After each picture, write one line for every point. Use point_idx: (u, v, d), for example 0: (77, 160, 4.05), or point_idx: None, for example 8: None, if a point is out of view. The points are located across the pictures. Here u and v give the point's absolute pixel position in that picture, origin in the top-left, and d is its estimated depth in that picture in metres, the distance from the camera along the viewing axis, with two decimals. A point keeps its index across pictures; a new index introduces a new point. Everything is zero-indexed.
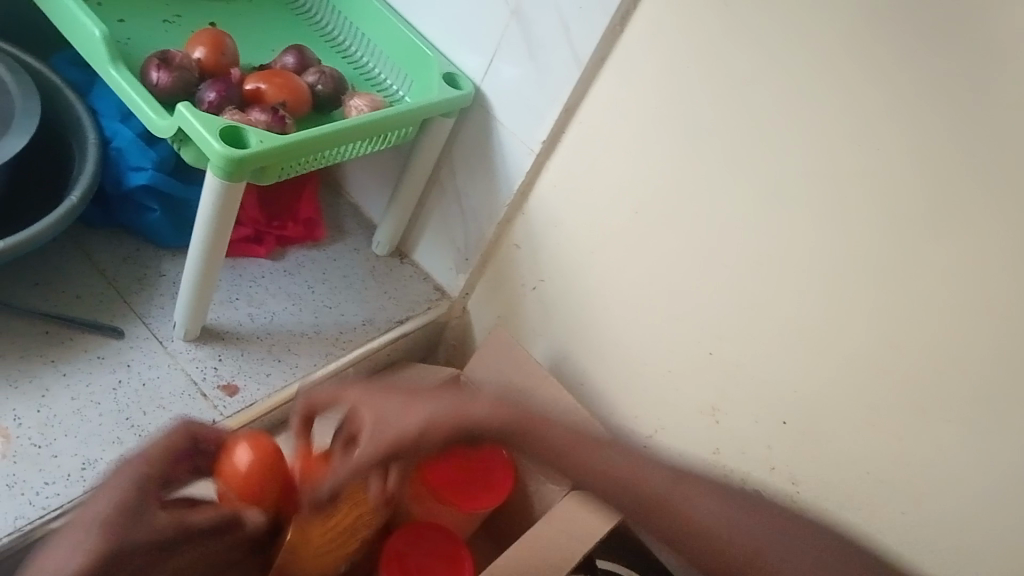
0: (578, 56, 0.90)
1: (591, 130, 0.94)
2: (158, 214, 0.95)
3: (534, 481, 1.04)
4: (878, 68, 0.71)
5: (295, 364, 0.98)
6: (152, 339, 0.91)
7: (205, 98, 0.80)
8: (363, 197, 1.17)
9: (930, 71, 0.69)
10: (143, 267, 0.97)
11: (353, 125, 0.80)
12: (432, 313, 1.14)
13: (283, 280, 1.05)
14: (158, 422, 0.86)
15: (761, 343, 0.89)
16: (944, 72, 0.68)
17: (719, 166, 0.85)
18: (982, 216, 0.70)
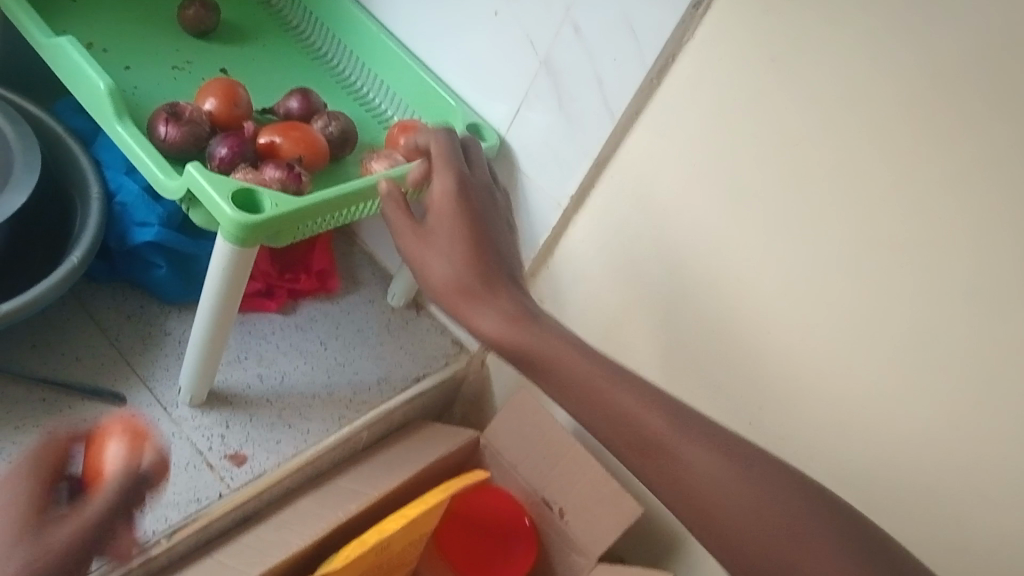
0: (611, 110, 0.86)
1: (622, 184, 0.89)
2: (164, 270, 0.89)
3: (559, 553, 0.97)
4: (928, 135, 0.66)
5: (307, 430, 0.92)
6: (155, 404, 0.86)
7: (216, 154, 0.75)
8: (378, 247, 1.12)
9: (1000, 135, 0.62)
10: (148, 326, 0.91)
11: (373, 183, 0.75)
12: (450, 369, 1.07)
13: (294, 337, 1.00)
14: (161, 497, 0.81)
15: (802, 416, 0.82)
16: (1011, 141, 0.62)
17: (763, 224, 0.79)
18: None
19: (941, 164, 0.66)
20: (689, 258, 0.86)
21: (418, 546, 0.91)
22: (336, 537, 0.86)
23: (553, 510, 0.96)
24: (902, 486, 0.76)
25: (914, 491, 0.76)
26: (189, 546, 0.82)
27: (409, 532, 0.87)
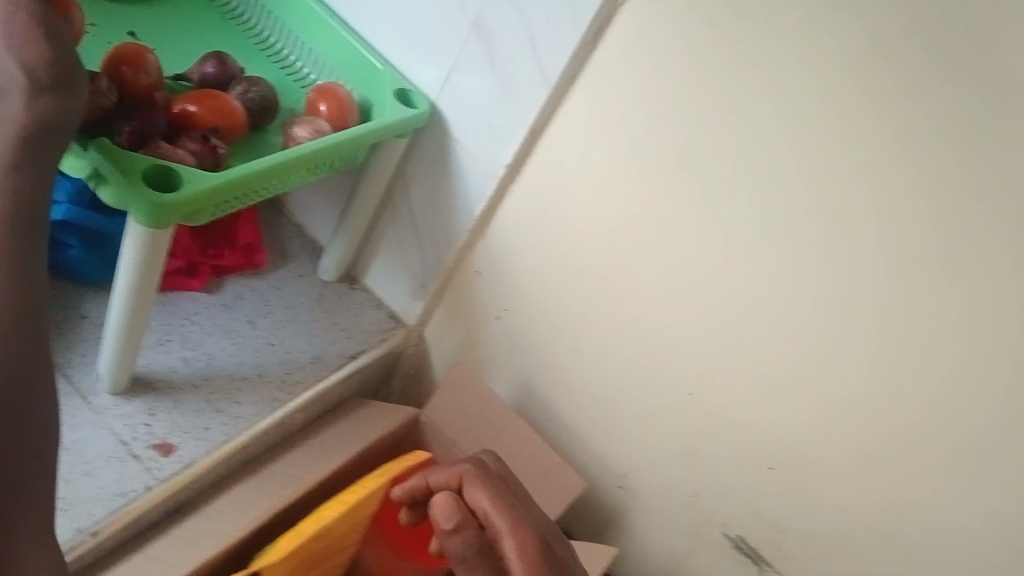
0: (547, 75, 0.83)
1: (560, 152, 0.86)
2: (78, 250, 0.84)
3: None
4: (872, 106, 0.67)
5: (238, 415, 0.88)
6: (74, 393, 0.81)
7: (124, 129, 0.67)
8: (308, 217, 1.07)
9: (941, 104, 0.65)
10: (62, 309, 0.86)
11: (298, 154, 0.71)
12: (387, 344, 1.05)
13: (221, 316, 0.95)
14: (83, 493, 0.76)
15: (748, 383, 0.84)
16: (955, 110, 0.64)
17: (709, 192, 0.78)
18: (993, 265, 0.66)
19: (889, 132, 0.67)
20: (630, 228, 0.85)
21: (358, 530, 0.88)
22: (274, 525, 0.83)
23: None
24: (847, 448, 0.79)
25: (857, 450, 0.79)
26: (117, 542, 0.77)
27: (348, 518, 0.83)
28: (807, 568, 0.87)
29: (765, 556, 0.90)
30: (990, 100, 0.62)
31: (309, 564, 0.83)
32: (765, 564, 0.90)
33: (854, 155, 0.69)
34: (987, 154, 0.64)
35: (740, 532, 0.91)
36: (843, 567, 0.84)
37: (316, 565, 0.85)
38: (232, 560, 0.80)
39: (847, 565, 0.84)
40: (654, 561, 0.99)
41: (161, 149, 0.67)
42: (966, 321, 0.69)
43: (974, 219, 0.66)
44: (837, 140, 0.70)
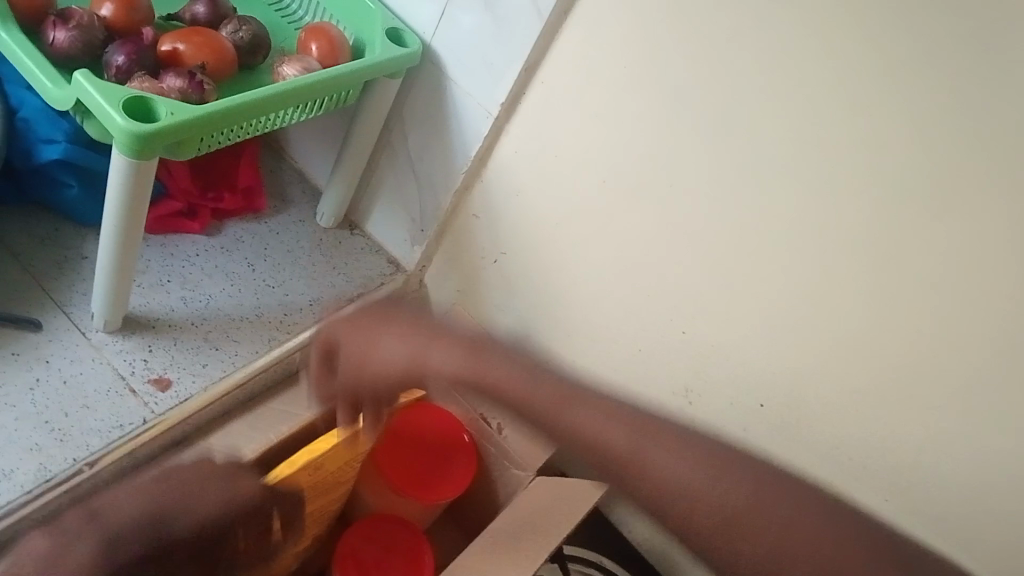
0: (539, 9, 0.82)
1: (553, 90, 0.86)
2: (77, 190, 0.86)
3: (498, 467, 0.98)
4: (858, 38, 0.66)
5: (235, 352, 0.90)
6: (73, 329, 0.84)
7: (113, 62, 0.72)
8: (308, 162, 1.08)
9: (923, 33, 0.63)
10: (63, 249, 0.89)
11: (282, 91, 0.74)
12: (386, 289, 1.05)
13: (220, 258, 0.97)
14: (81, 424, 0.78)
15: (739, 322, 0.84)
16: (948, 36, 0.62)
17: (698, 130, 0.78)
18: (977, 201, 0.65)
19: (874, 63, 0.66)
20: (623, 166, 0.85)
21: (356, 464, 0.91)
22: (269, 458, 0.84)
23: (492, 425, 0.97)
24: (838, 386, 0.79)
25: (845, 390, 0.79)
26: (115, 473, 0.80)
27: None
28: None
29: None
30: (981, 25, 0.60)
31: (306, 498, 0.85)
32: None
33: (843, 87, 0.68)
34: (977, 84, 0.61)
35: None
36: None
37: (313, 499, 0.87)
38: (226, 492, 0.81)
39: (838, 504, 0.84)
40: (650, 503, 1.00)
41: (139, 83, 0.70)
42: (955, 258, 0.68)
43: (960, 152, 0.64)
44: (826, 72, 0.69)
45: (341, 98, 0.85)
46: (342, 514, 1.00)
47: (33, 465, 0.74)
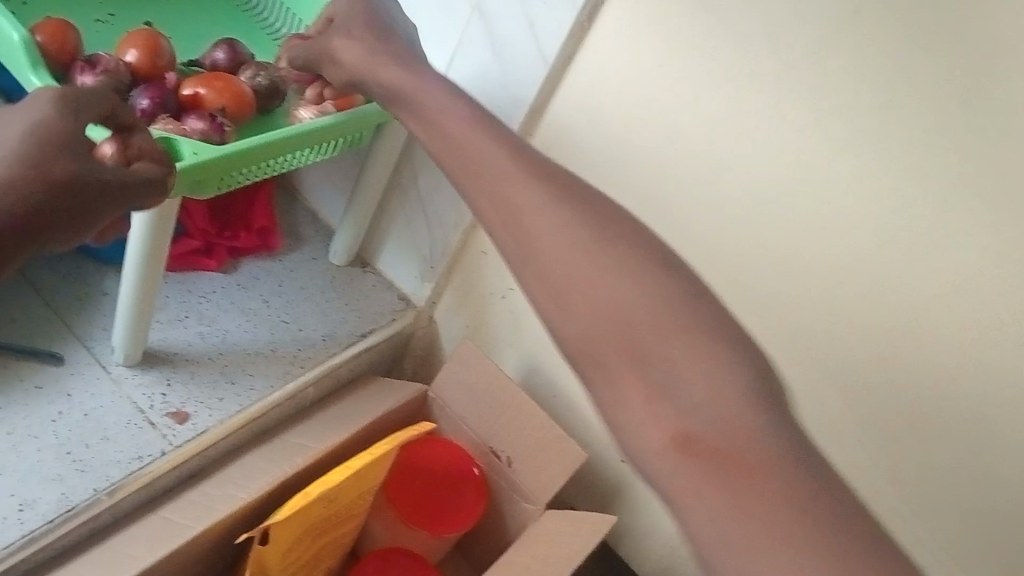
0: (544, 53, 0.85)
1: (560, 130, 0.89)
2: (97, 229, 0.90)
3: (508, 499, 0.99)
4: (848, 77, 0.70)
5: (251, 386, 0.92)
6: (94, 364, 0.86)
7: (138, 105, 0.77)
8: (321, 202, 1.11)
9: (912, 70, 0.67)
10: (84, 287, 0.92)
11: (296, 132, 0.77)
12: (397, 325, 1.07)
13: (236, 294, 0.99)
14: (101, 455, 0.80)
15: None
16: (943, 63, 0.66)
17: (705, 162, 0.81)
18: (969, 220, 0.69)
19: (866, 98, 0.70)
20: (631, 198, 0.88)
21: (367, 498, 0.92)
22: (284, 489, 0.86)
23: (502, 458, 0.98)
24: None
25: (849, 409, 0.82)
26: (135, 503, 0.82)
27: (355, 484, 0.86)
28: None
29: None
30: (969, 56, 0.64)
31: (319, 529, 0.86)
32: None
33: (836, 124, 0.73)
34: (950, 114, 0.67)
35: None
36: None
37: (326, 532, 0.88)
38: (243, 521, 0.83)
39: None
40: (659, 534, 1.01)
41: (167, 126, 0.74)
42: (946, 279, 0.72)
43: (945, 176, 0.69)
44: (817, 112, 0.73)
45: (350, 139, 0.87)
46: (353, 548, 1.01)
47: (55, 494, 0.76)
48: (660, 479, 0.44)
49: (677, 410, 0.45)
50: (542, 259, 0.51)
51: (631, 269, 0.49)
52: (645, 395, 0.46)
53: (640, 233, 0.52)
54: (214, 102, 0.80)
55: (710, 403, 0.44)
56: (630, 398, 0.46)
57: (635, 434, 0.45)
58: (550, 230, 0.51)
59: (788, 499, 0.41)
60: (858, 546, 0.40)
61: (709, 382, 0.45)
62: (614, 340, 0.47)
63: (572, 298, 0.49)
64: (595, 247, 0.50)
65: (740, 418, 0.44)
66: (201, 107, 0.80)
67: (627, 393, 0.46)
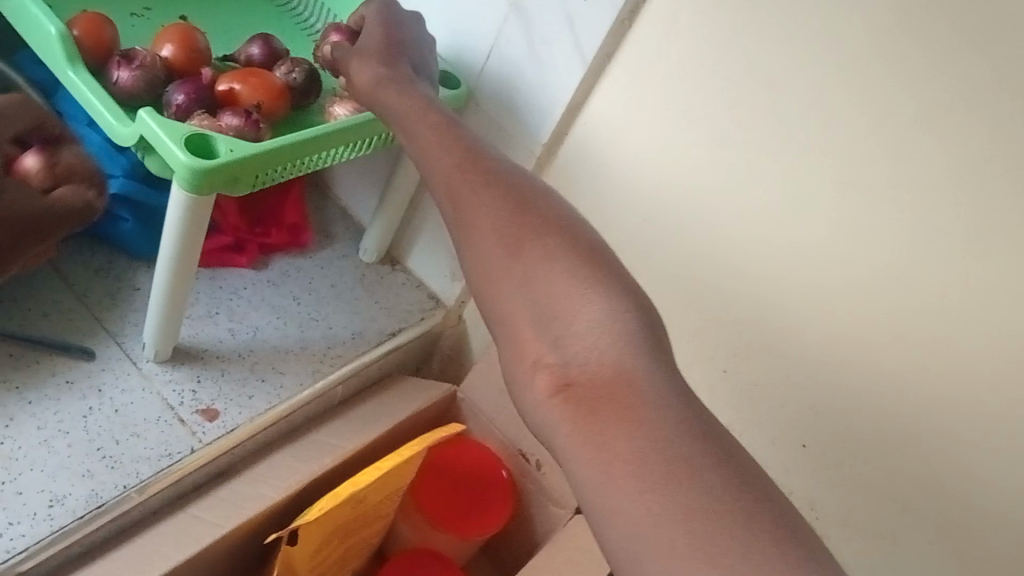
0: (583, 52, 0.84)
1: (596, 131, 0.88)
2: (131, 224, 0.90)
3: (536, 503, 0.98)
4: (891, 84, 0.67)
5: (281, 383, 0.91)
6: (125, 359, 0.86)
7: (173, 101, 0.76)
8: (351, 199, 1.10)
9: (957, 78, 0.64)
10: (116, 281, 0.91)
11: (333, 130, 0.76)
12: (427, 324, 1.06)
13: (266, 291, 0.99)
14: (131, 452, 0.80)
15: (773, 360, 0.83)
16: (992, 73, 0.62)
17: (739, 169, 0.79)
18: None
19: (908, 107, 0.67)
20: (660, 204, 0.86)
21: (395, 499, 0.91)
22: (312, 489, 0.85)
23: (531, 462, 0.97)
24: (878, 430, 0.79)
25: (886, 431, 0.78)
26: (164, 500, 0.82)
27: (383, 485, 0.85)
28: (840, 549, 0.86)
29: None
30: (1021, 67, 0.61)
31: (347, 529, 0.86)
32: None
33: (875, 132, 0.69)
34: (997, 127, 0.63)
35: None
36: (877, 549, 0.83)
37: (354, 532, 0.88)
38: (272, 520, 0.82)
39: (881, 546, 0.83)
40: None
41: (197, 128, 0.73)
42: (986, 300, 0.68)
43: (989, 192, 0.65)
44: (855, 120, 0.70)
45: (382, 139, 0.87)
46: (379, 548, 1.01)
47: (85, 490, 0.76)
48: (549, 426, 0.51)
49: (556, 364, 0.52)
50: (474, 240, 0.59)
51: (546, 251, 0.56)
52: (537, 357, 0.53)
53: (560, 222, 0.58)
54: (249, 99, 0.79)
55: (588, 363, 0.51)
56: (527, 354, 0.53)
57: (523, 389, 0.53)
58: (486, 213, 0.59)
59: (651, 459, 0.46)
60: (710, 507, 0.44)
61: (590, 337, 0.52)
62: (518, 306, 0.55)
63: (491, 273, 0.57)
64: (516, 234, 0.57)
65: (630, 383, 0.49)
66: (236, 103, 0.79)
67: (526, 351, 0.54)
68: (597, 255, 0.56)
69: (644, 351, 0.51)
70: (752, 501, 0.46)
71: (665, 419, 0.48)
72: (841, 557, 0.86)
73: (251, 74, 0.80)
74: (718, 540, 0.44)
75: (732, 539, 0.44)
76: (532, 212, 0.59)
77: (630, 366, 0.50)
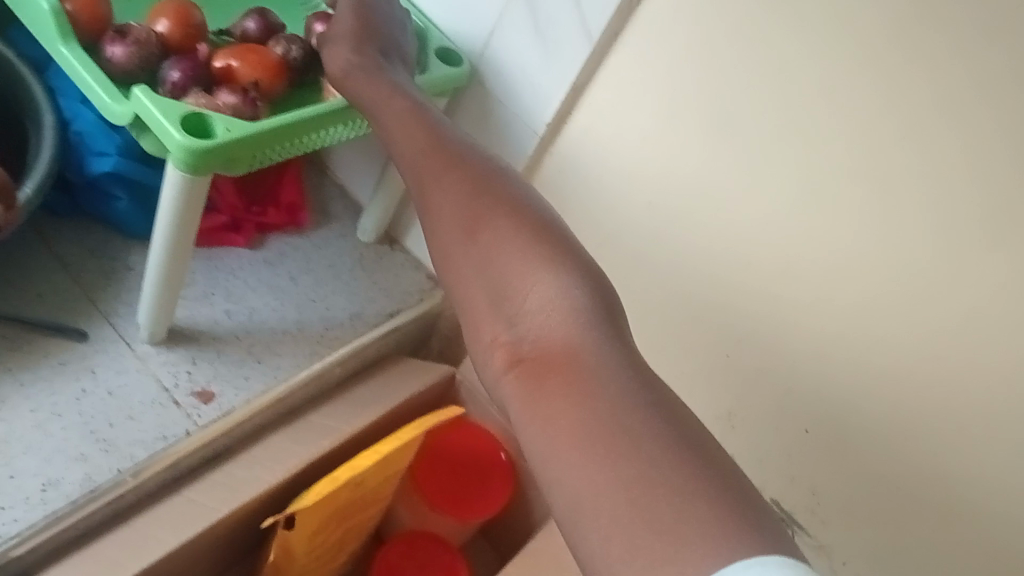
0: (589, 31, 0.82)
1: (600, 112, 0.87)
2: (125, 202, 0.88)
3: (535, 487, 0.97)
4: (907, 67, 0.65)
5: (278, 366, 0.90)
6: (120, 341, 0.85)
7: (168, 78, 0.74)
8: (349, 178, 1.09)
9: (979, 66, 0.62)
10: (111, 261, 0.90)
11: (333, 108, 0.75)
12: (426, 305, 1.05)
13: (263, 271, 0.97)
14: (126, 435, 0.79)
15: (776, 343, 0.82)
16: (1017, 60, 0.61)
17: (750, 152, 0.77)
18: None
19: (924, 92, 0.65)
20: (664, 186, 0.84)
21: (392, 483, 0.90)
22: (310, 473, 0.84)
23: None
24: (884, 419, 0.77)
25: (892, 420, 0.77)
26: (159, 484, 0.80)
27: (382, 469, 0.85)
28: (840, 535, 0.86)
29: (800, 521, 0.88)
30: None
31: (344, 514, 0.85)
32: (799, 529, 0.89)
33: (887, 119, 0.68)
34: (1016, 112, 0.62)
35: (774, 497, 0.89)
36: (878, 536, 0.83)
37: (351, 516, 0.87)
38: (270, 504, 0.81)
39: (884, 533, 0.82)
40: None
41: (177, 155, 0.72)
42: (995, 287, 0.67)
43: (1001, 180, 0.64)
44: (867, 104, 0.68)
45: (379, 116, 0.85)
46: (377, 531, 1.00)
47: (79, 474, 0.75)
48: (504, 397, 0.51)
49: (509, 341, 0.52)
50: (432, 219, 0.60)
51: (502, 230, 0.56)
52: (492, 333, 0.54)
53: (517, 201, 0.58)
54: (247, 76, 0.77)
55: (539, 337, 0.51)
56: (484, 333, 0.54)
57: (481, 365, 0.54)
58: (446, 200, 0.60)
59: (586, 425, 0.46)
60: (639, 462, 0.44)
61: (540, 314, 0.53)
62: (473, 283, 0.56)
63: (449, 256, 0.58)
64: (471, 214, 0.58)
65: (580, 352, 0.50)
66: (233, 80, 0.77)
67: (481, 330, 0.54)
68: (553, 233, 0.56)
69: (597, 321, 0.51)
70: (691, 461, 0.45)
71: (613, 385, 0.47)
72: (842, 544, 0.85)
73: (250, 51, 0.78)
74: (643, 496, 0.43)
75: (655, 486, 0.43)
76: (487, 191, 0.59)
77: (580, 338, 0.50)
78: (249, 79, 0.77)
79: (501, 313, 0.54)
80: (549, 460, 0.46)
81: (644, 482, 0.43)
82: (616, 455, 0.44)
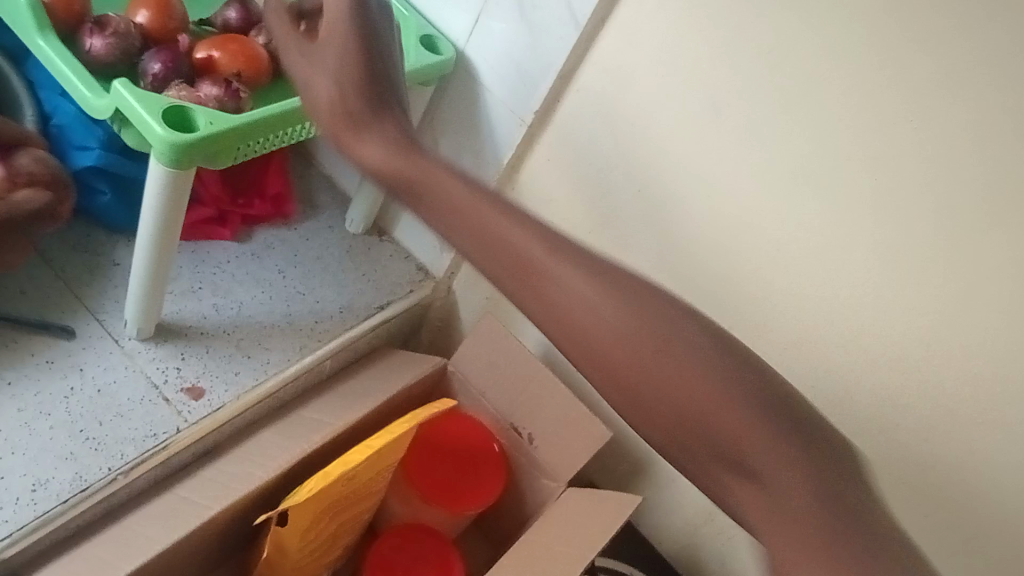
0: (576, 18, 0.81)
1: (590, 99, 0.85)
2: (108, 197, 0.87)
3: (528, 477, 0.97)
4: (899, 52, 0.64)
5: (267, 360, 0.89)
6: (106, 337, 0.84)
7: (149, 70, 0.73)
8: (336, 168, 1.07)
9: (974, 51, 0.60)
10: (95, 256, 0.89)
11: (319, 98, 0.73)
12: (416, 296, 1.04)
13: (251, 265, 0.96)
14: (116, 433, 0.78)
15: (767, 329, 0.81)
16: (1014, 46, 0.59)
17: (740, 138, 0.76)
18: None
19: (917, 76, 0.64)
20: (655, 173, 0.83)
21: (385, 476, 0.89)
22: (301, 469, 0.83)
23: (523, 436, 0.96)
24: (877, 402, 0.77)
25: (890, 402, 0.77)
26: (149, 481, 0.79)
27: (375, 464, 0.84)
28: None
29: None
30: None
31: (336, 509, 0.84)
32: None
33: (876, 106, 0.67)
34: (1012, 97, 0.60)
35: None
36: None
37: (344, 510, 0.86)
38: (261, 501, 0.81)
39: None
40: (683, 515, 0.97)
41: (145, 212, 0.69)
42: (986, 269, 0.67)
43: (988, 162, 0.63)
44: (854, 89, 0.67)
45: None
46: (370, 525, 1.00)
47: (69, 474, 0.74)
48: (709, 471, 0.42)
49: (669, 423, 0.42)
50: (500, 274, 0.44)
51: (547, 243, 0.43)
52: (661, 426, 0.42)
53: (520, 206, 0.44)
54: (228, 67, 0.76)
55: (661, 394, 0.42)
56: (652, 425, 0.42)
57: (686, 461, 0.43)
58: (492, 241, 0.43)
59: (780, 478, 0.41)
60: (825, 491, 0.41)
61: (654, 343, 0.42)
62: (609, 370, 0.42)
63: (536, 316, 0.43)
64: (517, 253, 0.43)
65: (709, 384, 0.41)
66: (215, 71, 0.76)
67: (656, 422, 0.42)
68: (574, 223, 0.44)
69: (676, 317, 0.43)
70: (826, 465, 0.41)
71: (739, 409, 0.41)
72: None
73: (231, 40, 0.77)
74: (843, 538, 0.40)
75: (843, 514, 0.41)
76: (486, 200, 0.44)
77: (688, 357, 0.42)
78: (231, 69, 0.76)
79: (632, 380, 0.42)
80: (765, 520, 0.41)
81: (836, 521, 0.40)
82: (786, 452, 0.41)
